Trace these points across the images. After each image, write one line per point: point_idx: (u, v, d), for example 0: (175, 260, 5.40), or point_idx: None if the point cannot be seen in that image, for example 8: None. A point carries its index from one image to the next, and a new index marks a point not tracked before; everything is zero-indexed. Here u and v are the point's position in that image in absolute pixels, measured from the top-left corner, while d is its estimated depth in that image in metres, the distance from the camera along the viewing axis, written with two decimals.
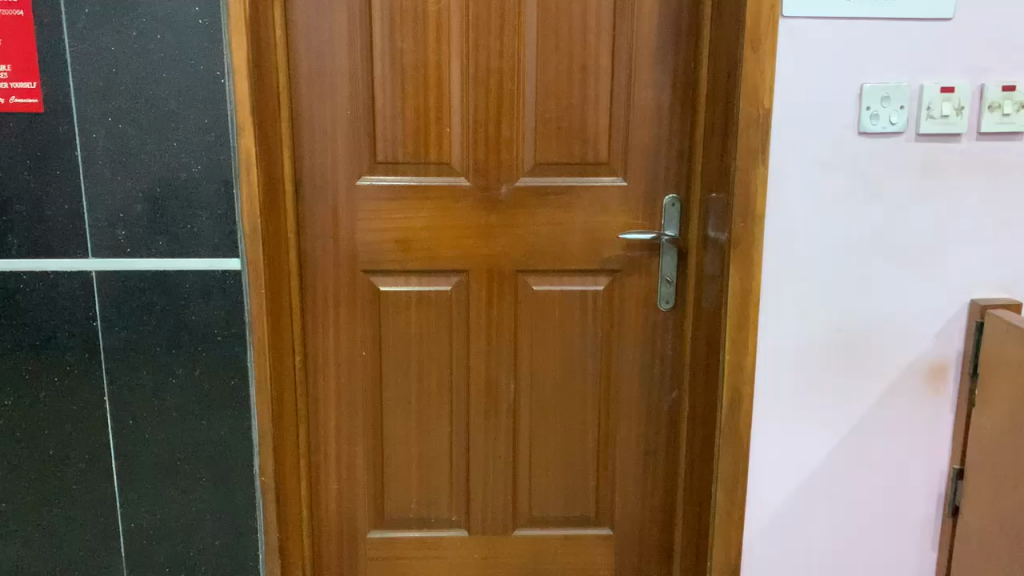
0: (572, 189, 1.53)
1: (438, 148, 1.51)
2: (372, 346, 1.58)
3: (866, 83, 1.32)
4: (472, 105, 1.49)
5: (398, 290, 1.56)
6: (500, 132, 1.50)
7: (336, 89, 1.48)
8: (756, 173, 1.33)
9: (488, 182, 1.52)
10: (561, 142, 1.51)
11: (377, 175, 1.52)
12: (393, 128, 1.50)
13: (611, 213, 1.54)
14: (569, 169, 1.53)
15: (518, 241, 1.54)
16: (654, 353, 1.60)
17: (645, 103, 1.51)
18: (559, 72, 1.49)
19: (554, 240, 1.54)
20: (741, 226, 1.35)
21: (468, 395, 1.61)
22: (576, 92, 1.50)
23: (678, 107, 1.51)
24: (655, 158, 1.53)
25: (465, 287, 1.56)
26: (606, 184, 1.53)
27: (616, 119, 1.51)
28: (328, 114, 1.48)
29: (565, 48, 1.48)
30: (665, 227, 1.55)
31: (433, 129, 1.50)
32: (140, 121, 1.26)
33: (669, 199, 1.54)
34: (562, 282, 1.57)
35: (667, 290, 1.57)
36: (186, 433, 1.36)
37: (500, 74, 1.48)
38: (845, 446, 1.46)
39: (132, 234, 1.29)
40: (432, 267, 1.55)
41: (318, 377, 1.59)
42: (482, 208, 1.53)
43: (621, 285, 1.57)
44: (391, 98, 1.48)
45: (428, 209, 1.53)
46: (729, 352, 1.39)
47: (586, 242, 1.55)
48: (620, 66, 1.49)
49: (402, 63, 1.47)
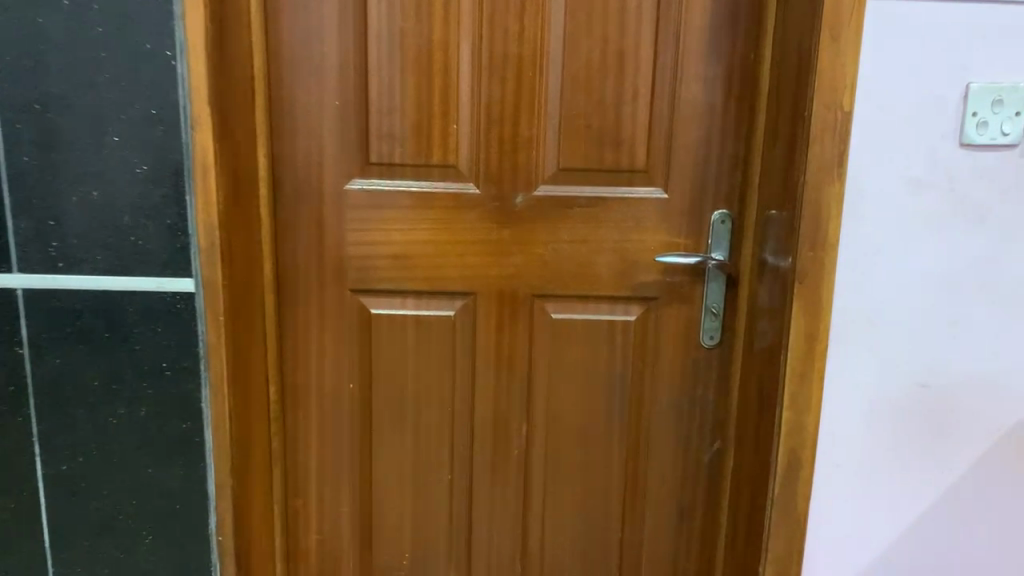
0: (603, 200, 1.28)
1: (443, 148, 1.27)
2: (361, 377, 1.35)
3: (974, 83, 1.05)
4: (485, 99, 1.25)
5: (394, 313, 1.33)
6: (516, 132, 1.26)
7: (323, 76, 1.24)
8: (830, 192, 1.07)
9: (502, 190, 1.28)
10: (590, 145, 1.27)
11: (370, 178, 1.28)
12: (392, 124, 1.26)
13: (646, 230, 1.30)
14: (598, 177, 1.28)
15: (535, 261, 1.31)
16: (694, 396, 1.35)
17: (694, 101, 1.25)
18: (589, 61, 1.24)
19: (578, 261, 1.30)
20: (809, 258, 1.09)
21: (473, 438, 1.37)
22: (609, 85, 1.25)
23: (734, 105, 1.25)
24: (704, 165, 1.27)
25: (472, 311, 1.33)
26: (642, 196, 1.28)
27: (658, 119, 1.26)
28: (314, 105, 1.25)
29: (597, 33, 1.23)
30: (713, 248, 1.29)
31: (438, 126, 1.26)
32: (74, 110, 1.04)
33: (718, 215, 1.28)
34: (587, 309, 1.33)
35: (712, 323, 1.32)
36: (130, 483, 1.15)
37: (518, 61, 1.24)
38: (924, 524, 1.20)
39: (66, 246, 1.07)
40: (433, 288, 1.32)
41: (298, 412, 1.36)
42: (493, 220, 1.29)
43: (657, 316, 1.32)
44: (389, 88, 1.25)
45: (432, 220, 1.29)
46: (786, 410, 1.14)
47: (617, 264, 1.30)
48: (663, 55, 1.24)
49: (402, 47, 1.23)
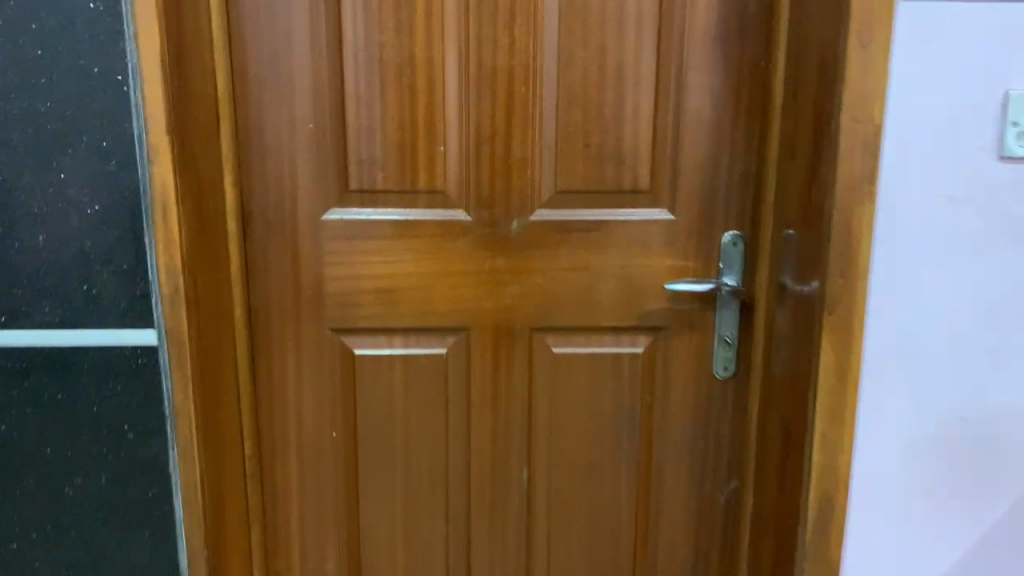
0: (605, 224, 1.18)
1: (430, 172, 1.16)
2: (346, 424, 1.23)
3: (1013, 90, 0.96)
4: (473, 118, 1.14)
5: (380, 353, 1.21)
6: (509, 153, 1.16)
7: (295, 97, 1.13)
8: (861, 213, 0.98)
9: (495, 216, 1.17)
10: (590, 164, 1.16)
11: (350, 207, 1.17)
12: (372, 147, 1.14)
13: (652, 255, 1.19)
14: (599, 199, 1.18)
15: (533, 291, 1.20)
16: (707, 432, 1.25)
17: (700, 114, 1.15)
18: (586, 73, 1.13)
19: (579, 290, 1.20)
20: (839, 284, 0.99)
21: (469, 486, 1.26)
22: (609, 99, 1.14)
23: (744, 118, 1.15)
24: (713, 184, 1.17)
25: (466, 348, 1.22)
26: (648, 218, 1.18)
27: (662, 134, 1.16)
28: (285, 128, 1.13)
29: (594, 43, 1.12)
30: (725, 273, 1.19)
31: (423, 148, 1.15)
32: (13, 145, 0.92)
33: (730, 236, 1.18)
34: (590, 342, 1.22)
35: (726, 354, 1.21)
36: (90, 559, 1.03)
37: (509, 76, 1.13)
38: (967, 568, 1.11)
39: (10, 297, 0.96)
40: (423, 324, 1.21)
41: (277, 464, 1.24)
42: (487, 248, 1.18)
43: (666, 346, 1.22)
44: (368, 108, 1.13)
45: (419, 250, 1.18)
46: (816, 451, 1.04)
47: (621, 292, 1.20)
48: (665, 65, 1.14)
49: (381, 63, 1.12)
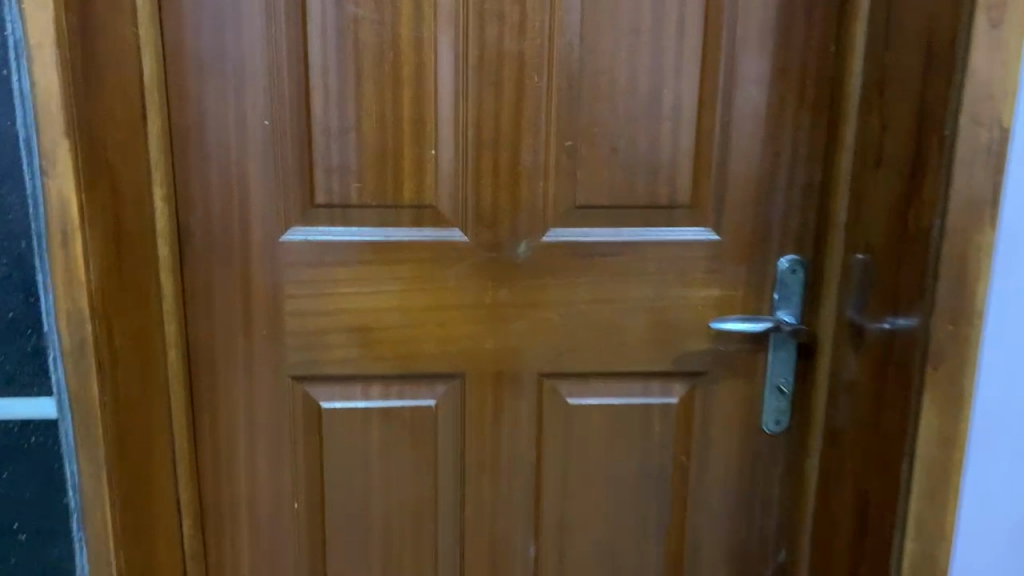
0: (633, 247, 0.96)
1: (418, 183, 0.93)
2: (311, 492, 1.00)
3: None
4: (475, 114, 0.91)
5: (353, 406, 0.98)
6: (516, 158, 0.93)
7: (246, 85, 0.89)
8: (980, 244, 0.76)
9: (498, 237, 0.95)
10: (615, 174, 0.94)
11: (318, 226, 0.93)
12: (345, 151, 0.91)
13: (691, 285, 0.97)
14: (626, 216, 0.96)
15: (543, 329, 0.97)
16: (753, 497, 1.03)
17: (753, 112, 0.93)
18: (614, 60, 0.91)
19: (601, 328, 0.98)
20: (949, 334, 0.78)
21: (463, 564, 1.04)
22: (641, 93, 0.92)
23: (808, 117, 0.93)
24: (766, 198, 0.96)
25: (461, 398, 0.99)
26: (686, 240, 0.96)
27: (706, 136, 0.94)
28: (232, 125, 0.89)
29: (626, 21, 0.90)
30: (780, 306, 0.98)
31: (410, 153, 0.92)
32: None
33: (786, 261, 0.97)
34: (613, 390, 1.00)
35: (778, 405, 1.00)
36: None
37: (518, 62, 0.91)
38: None
39: None
40: (408, 370, 0.97)
41: (225, 541, 1.01)
42: (487, 277, 0.96)
43: (705, 395, 1.00)
44: (340, 102, 0.90)
45: (403, 278, 0.95)
46: (910, 538, 0.83)
47: (652, 330, 0.98)
48: (712, 50, 0.92)
49: (356, 45, 0.88)
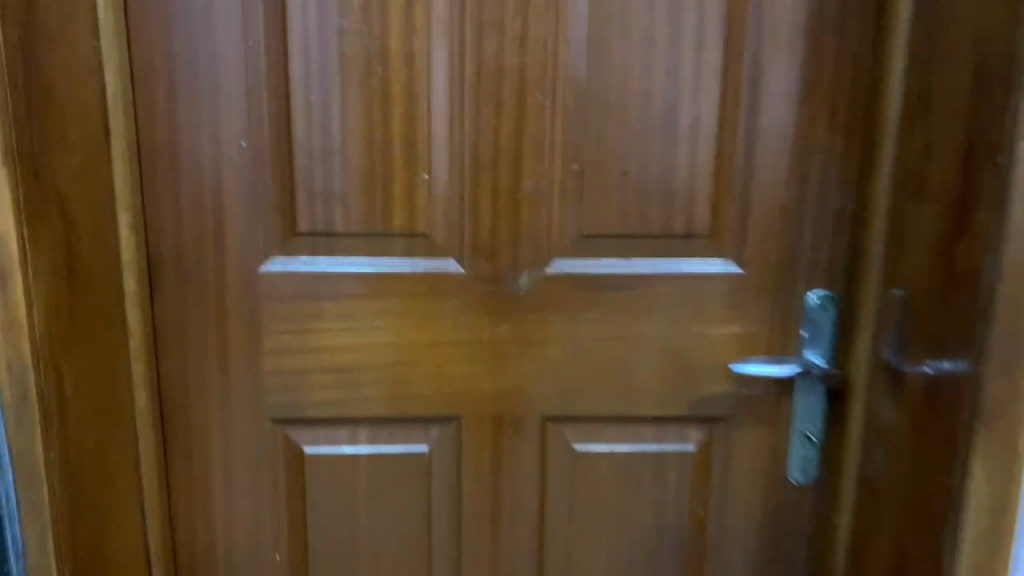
0: (645, 280, 0.87)
1: (409, 210, 0.85)
2: (294, 541, 0.92)
3: None
4: (472, 135, 0.83)
5: (339, 451, 0.90)
6: (517, 182, 0.85)
7: (221, 103, 0.81)
8: None
9: (498, 267, 0.87)
10: (627, 200, 0.86)
11: (299, 255, 0.85)
12: (329, 175, 0.83)
13: (709, 321, 0.89)
14: (638, 246, 0.87)
15: (546, 369, 0.89)
16: (776, 551, 0.95)
17: (779, 132, 0.85)
18: (625, 76, 0.83)
19: (609, 367, 0.89)
20: (1003, 386, 0.68)
21: None
22: (655, 111, 0.83)
23: (840, 138, 0.85)
24: (793, 227, 0.87)
25: (456, 442, 0.90)
26: (703, 272, 0.87)
27: (727, 159, 0.85)
28: (207, 146, 0.82)
29: (638, 32, 0.81)
30: (807, 346, 0.89)
31: (401, 177, 0.84)
32: None
33: (814, 296, 0.88)
34: (623, 435, 0.91)
35: (805, 455, 0.91)
36: None
37: (519, 78, 0.82)
38: None
39: None
40: (398, 412, 0.89)
41: None
42: (485, 311, 0.87)
43: (725, 442, 0.92)
44: (324, 121, 0.82)
45: (392, 312, 0.87)
46: None
47: (666, 370, 0.89)
48: (734, 64, 0.83)
49: (341, 59, 0.80)
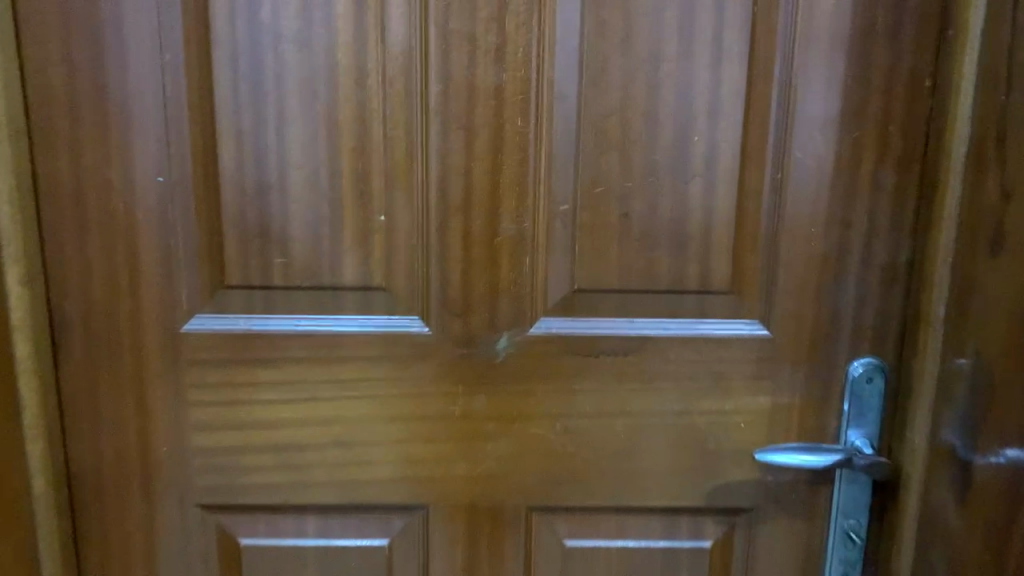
0: (651, 345, 0.72)
1: (363, 260, 0.70)
2: None
3: None
4: (438, 170, 0.69)
5: (284, 543, 0.75)
6: (494, 226, 0.70)
7: (134, 131, 0.67)
8: None
9: (471, 329, 0.71)
10: (628, 249, 0.70)
11: (232, 313, 0.71)
12: (266, 217, 0.69)
13: (729, 395, 0.73)
14: (642, 304, 0.72)
15: (530, 450, 0.74)
16: None
17: (816, 168, 0.69)
18: (626, 98, 0.67)
19: (607, 449, 0.74)
20: None
21: None
22: (663, 141, 0.68)
23: (892, 174, 0.69)
24: (833, 282, 0.71)
25: (424, 534, 0.76)
26: (722, 336, 0.72)
27: (751, 198, 0.70)
28: (118, 183, 0.68)
29: (641, 44, 0.66)
30: (851, 426, 0.73)
31: (353, 221, 0.69)
32: None
33: (860, 367, 0.72)
34: (624, 530, 0.76)
35: (846, 556, 0.75)
36: None
37: (496, 101, 0.67)
38: None
39: None
40: (352, 500, 0.74)
41: None
42: (455, 381, 0.72)
43: (747, 537, 0.76)
44: (258, 153, 0.67)
45: (343, 382, 0.72)
46: None
47: (676, 453, 0.74)
48: (761, 84, 0.68)
49: (276, 78, 0.66)
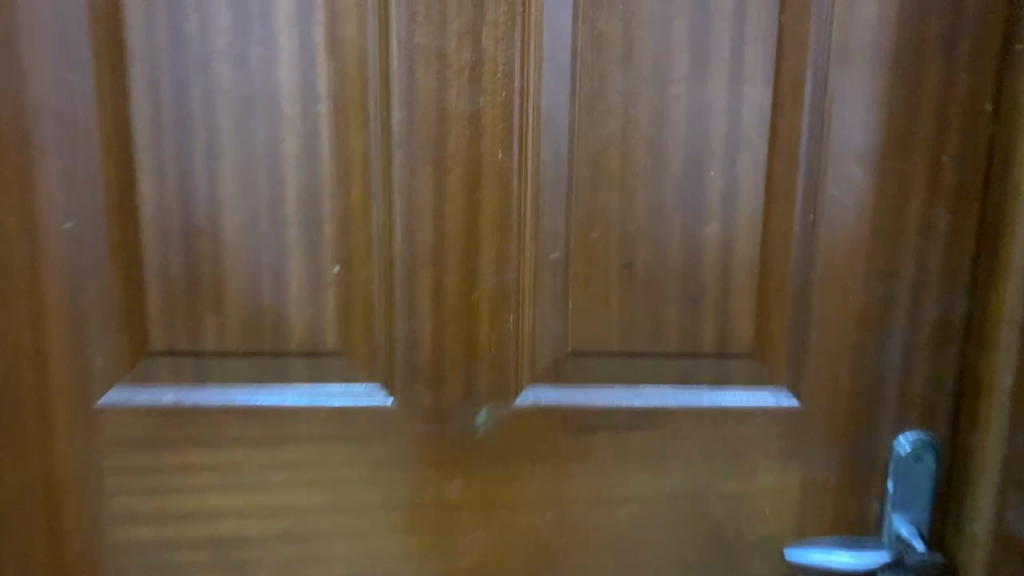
0: (658, 419, 0.60)
1: (314, 319, 0.59)
2: None
3: None
4: (403, 212, 0.57)
5: None
6: (470, 278, 0.58)
7: (34, 167, 0.55)
8: None
9: (443, 400, 0.60)
10: (630, 305, 0.59)
11: (158, 383, 0.59)
12: (197, 269, 0.57)
13: (750, 476, 0.61)
14: (648, 370, 0.60)
15: (516, 542, 0.62)
16: None
17: (854, 207, 0.58)
18: (627, 125, 0.56)
19: (607, 540, 0.62)
20: None
21: None
22: (672, 176, 0.57)
23: (945, 215, 0.58)
24: (875, 342, 0.59)
25: None
26: (742, 407, 0.60)
27: (778, 244, 0.59)
28: (17, 228, 0.56)
29: (646, 61, 0.55)
30: (896, 511, 0.61)
31: (301, 273, 0.58)
32: None
33: (907, 441, 0.61)
34: None
35: None
36: None
37: (471, 130, 0.56)
38: None
39: None
40: None
41: None
42: (425, 462, 0.61)
43: None
44: (185, 193, 0.56)
45: (292, 464, 0.60)
46: None
47: (688, 544, 0.62)
48: (789, 109, 0.56)
49: (205, 103, 0.55)
